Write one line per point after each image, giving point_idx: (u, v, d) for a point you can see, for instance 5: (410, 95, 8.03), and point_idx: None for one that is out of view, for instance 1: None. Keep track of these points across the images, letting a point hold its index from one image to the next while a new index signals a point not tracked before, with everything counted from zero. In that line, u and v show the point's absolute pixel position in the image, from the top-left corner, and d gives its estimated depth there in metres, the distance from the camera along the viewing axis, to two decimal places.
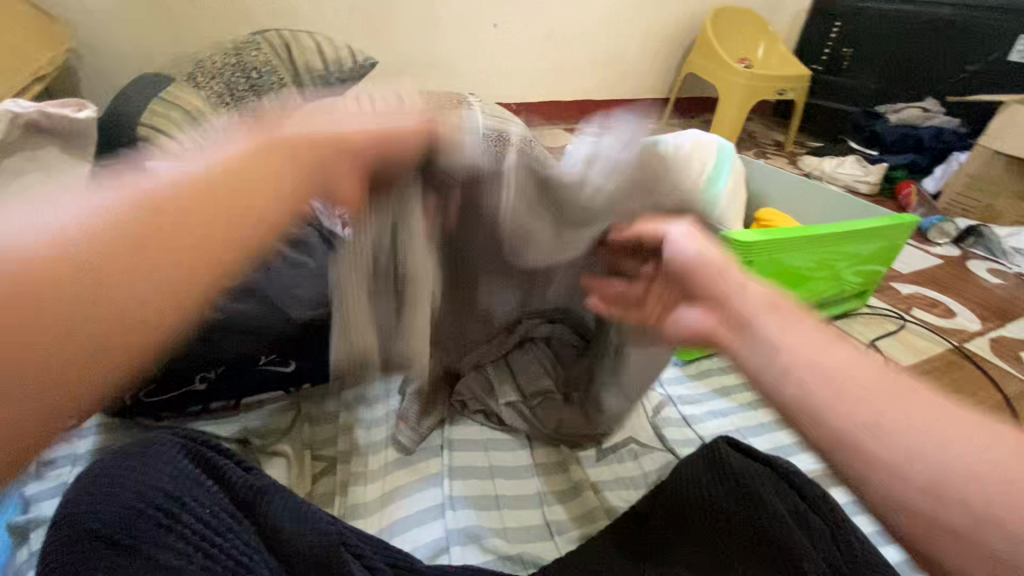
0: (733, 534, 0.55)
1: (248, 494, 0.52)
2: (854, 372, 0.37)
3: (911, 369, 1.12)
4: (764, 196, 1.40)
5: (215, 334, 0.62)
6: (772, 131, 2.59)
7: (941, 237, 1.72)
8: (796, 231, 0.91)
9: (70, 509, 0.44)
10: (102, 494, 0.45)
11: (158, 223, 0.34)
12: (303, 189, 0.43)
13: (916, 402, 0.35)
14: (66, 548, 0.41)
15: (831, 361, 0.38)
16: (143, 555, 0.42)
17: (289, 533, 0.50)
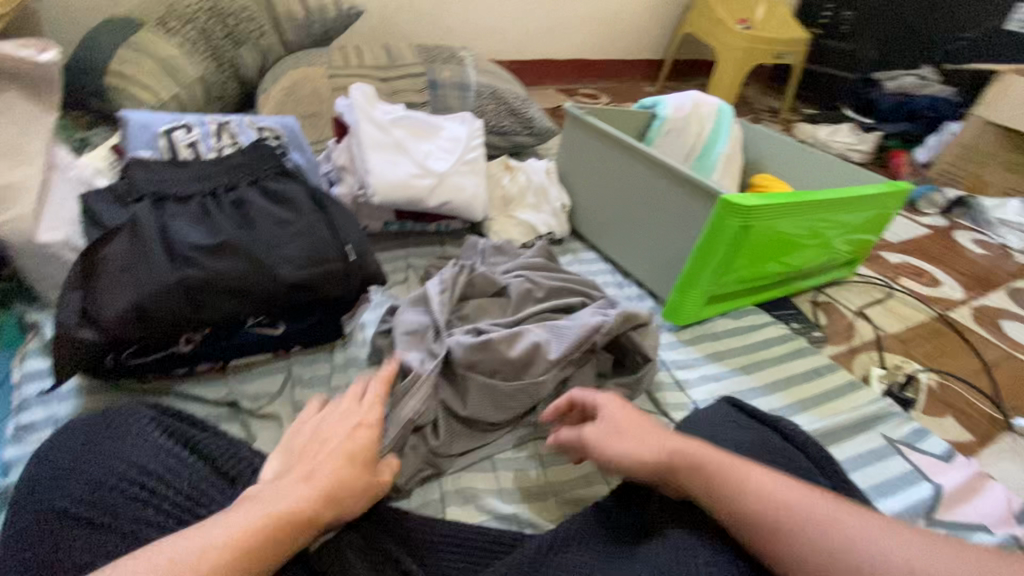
0: None
1: (227, 462, 0.53)
2: (729, 495, 0.48)
3: (897, 337, 1.14)
4: (760, 161, 1.38)
5: (199, 294, 0.58)
6: (768, 98, 2.55)
7: (930, 206, 1.73)
8: (794, 196, 0.89)
9: (41, 487, 0.45)
10: (71, 471, 0.46)
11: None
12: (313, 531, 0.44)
13: (772, 511, 0.46)
14: (40, 530, 0.42)
15: (711, 489, 0.49)
16: (118, 531, 0.43)
17: None
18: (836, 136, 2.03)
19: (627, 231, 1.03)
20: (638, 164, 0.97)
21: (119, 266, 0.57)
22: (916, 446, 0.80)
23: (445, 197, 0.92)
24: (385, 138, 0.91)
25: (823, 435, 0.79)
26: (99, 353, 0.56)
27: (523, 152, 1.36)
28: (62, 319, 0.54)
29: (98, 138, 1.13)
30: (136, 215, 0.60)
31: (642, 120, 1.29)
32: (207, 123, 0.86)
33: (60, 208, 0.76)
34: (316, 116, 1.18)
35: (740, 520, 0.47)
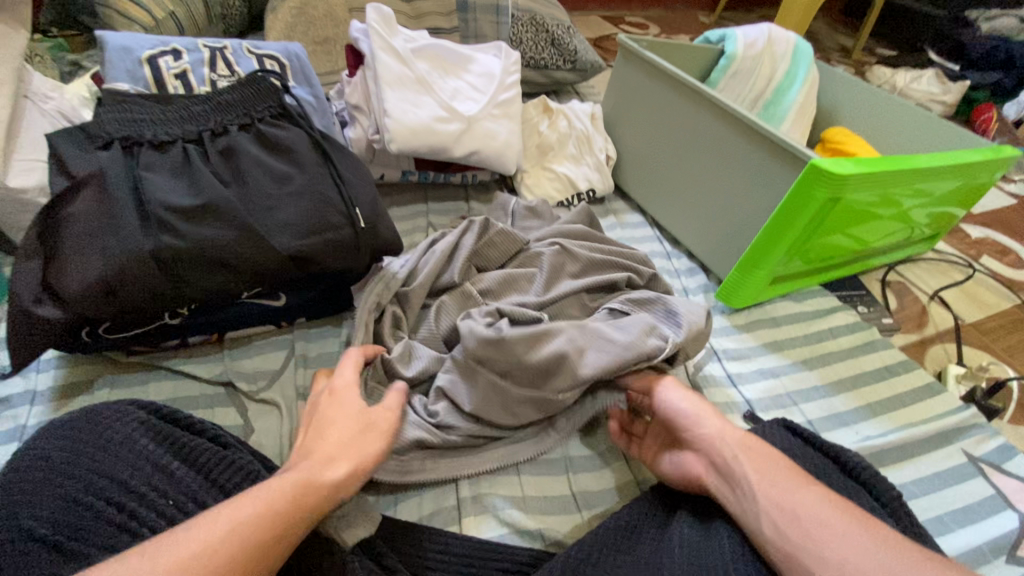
0: None
1: (222, 472, 0.45)
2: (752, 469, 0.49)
3: (976, 327, 1.00)
4: (835, 111, 1.18)
5: (182, 267, 0.49)
6: (839, 35, 2.24)
7: (1020, 172, 1.51)
8: (889, 163, 0.75)
9: (1, 500, 0.38)
10: (41, 483, 0.39)
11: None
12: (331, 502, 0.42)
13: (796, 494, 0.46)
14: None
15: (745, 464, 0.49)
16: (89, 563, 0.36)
17: None
18: (918, 83, 1.77)
19: (681, 193, 0.89)
20: (702, 115, 0.82)
21: (86, 231, 0.47)
22: (999, 467, 0.69)
23: (472, 146, 0.79)
24: (405, 72, 0.77)
25: (893, 451, 0.69)
26: (68, 330, 0.48)
27: (562, 91, 1.20)
28: (18, 293, 0.46)
29: (91, 61, 1.00)
30: (105, 165, 0.50)
31: (705, 56, 1.09)
32: (199, 48, 0.73)
33: (34, 146, 0.67)
34: (329, 41, 1.03)
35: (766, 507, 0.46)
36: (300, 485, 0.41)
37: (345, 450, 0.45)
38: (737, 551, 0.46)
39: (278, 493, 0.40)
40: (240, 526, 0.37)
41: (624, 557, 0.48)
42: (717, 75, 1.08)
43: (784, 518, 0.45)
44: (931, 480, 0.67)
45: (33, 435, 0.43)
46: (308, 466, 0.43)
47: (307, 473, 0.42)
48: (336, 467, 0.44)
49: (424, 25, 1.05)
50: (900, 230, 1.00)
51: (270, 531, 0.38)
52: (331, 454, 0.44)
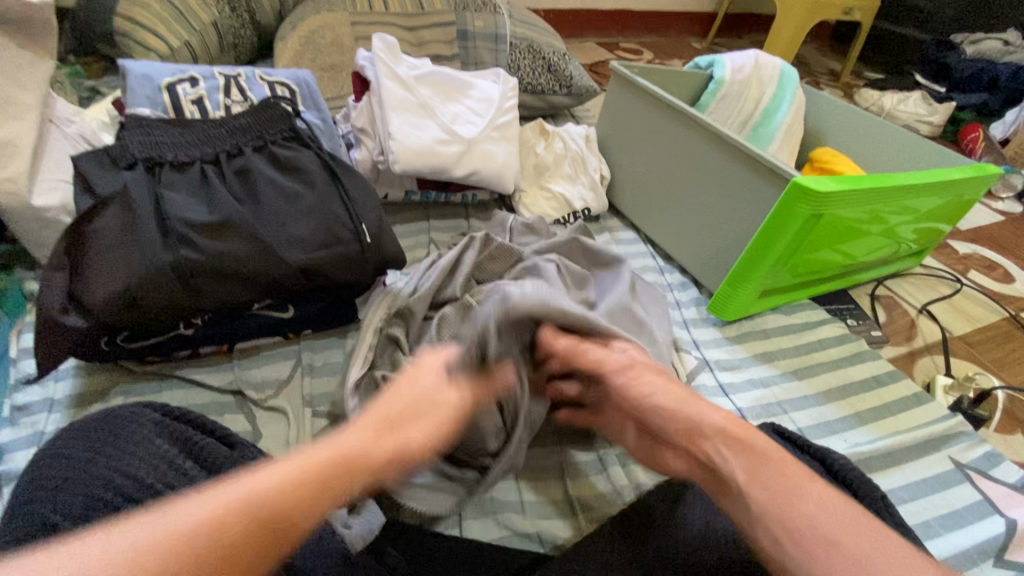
0: None
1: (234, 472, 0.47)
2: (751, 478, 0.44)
3: (964, 339, 1.03)
4: (821, 133, 1.23)
5: (198, 278, 0.53)
6: (828, 60, 2.32)
7: (1007, 191, 1.55)
8: (871, 181, 0.78)
9: (27, 497, 0.40)
10: (66, 478, 0.41)
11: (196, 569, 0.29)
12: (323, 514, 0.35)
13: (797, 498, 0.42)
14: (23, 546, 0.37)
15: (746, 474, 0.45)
16: None
17: None
18: (905, 105, 1.83)
19: (673, 210, 0.93)
20: (692, 136, 0.86)
21: (110, 245, 0.51)
22: (986, 473, 0.71)
23: (472, 166, 0.83)
24: (408, 97, 0.81)
25: (880, 458, 0.70)
26: (90, 338, 0.51)
27: (558, 115, 1.25)
28: (45, 303, 0.49)
29: (108, 87, 1.06)
30: (128, 185, 0.53)
31: (695, 81, 1.14)
32: (214, 75, 0.77)
33: (58, 168, 0.71)
34: (335, 68, 1.08)
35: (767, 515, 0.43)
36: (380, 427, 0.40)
37: (422, 401, 0.43)
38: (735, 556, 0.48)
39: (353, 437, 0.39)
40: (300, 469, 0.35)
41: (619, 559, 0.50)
42: (706, 99, 1.12)
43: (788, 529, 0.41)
44: (919, 486, 0.69)
45: (55, 437, 0.45)
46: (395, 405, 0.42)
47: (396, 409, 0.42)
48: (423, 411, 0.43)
49: (427, 53, 1.11)
50: (887, 245, 1.03)
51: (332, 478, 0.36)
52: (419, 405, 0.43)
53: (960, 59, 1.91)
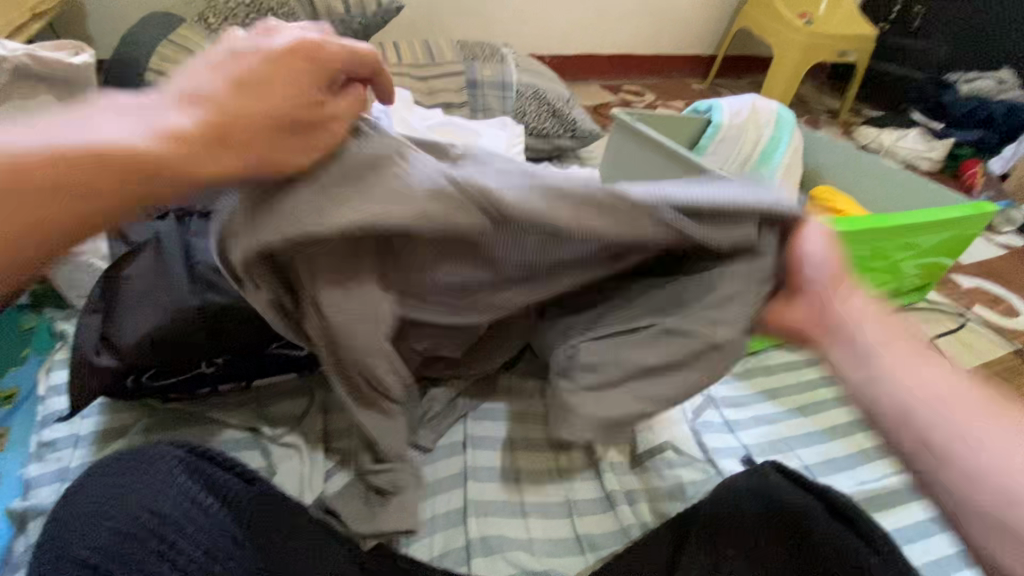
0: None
1: (255, 511, 0.49)
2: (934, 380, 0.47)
3: (969, 375, 1.03)
4: (820, 172, 1.26)
5: (216, 319, 0.55)
6: (826, 99, 2.38)
7: (1008, 225, 1.56)
8: (870, 221, 0.80)
9: (60, 531, 0.43)
10: (95, 512, 0.43)
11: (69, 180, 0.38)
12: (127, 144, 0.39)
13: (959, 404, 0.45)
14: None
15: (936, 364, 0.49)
16: None
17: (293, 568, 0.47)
18: (903, 141, 1.87)
19: None
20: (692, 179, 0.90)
21: (141, 289, 0.55)
22: None
23: None
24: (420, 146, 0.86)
25: (888, 496, 0.71)
26: (119, 377, 0.55)
27: (563, 156, 1.30)
28: (82, 344, 0.53)
29: None
30: (159, 233, 0.58)
31: (694, 124, 1.19)
32: None
33: None
34: None
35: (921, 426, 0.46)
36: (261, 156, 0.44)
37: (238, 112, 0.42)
38: None
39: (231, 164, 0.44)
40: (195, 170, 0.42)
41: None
42: (706, 142, 1.17)
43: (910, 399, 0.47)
44: (925, 526, 0.69)
45: (91, 467, 0.48)
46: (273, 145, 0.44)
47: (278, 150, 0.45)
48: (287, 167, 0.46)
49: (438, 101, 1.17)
50: (890, 281, 1.04)
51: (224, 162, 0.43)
52: (233, 106, 0.42)
53: (955, 98, 1.96)
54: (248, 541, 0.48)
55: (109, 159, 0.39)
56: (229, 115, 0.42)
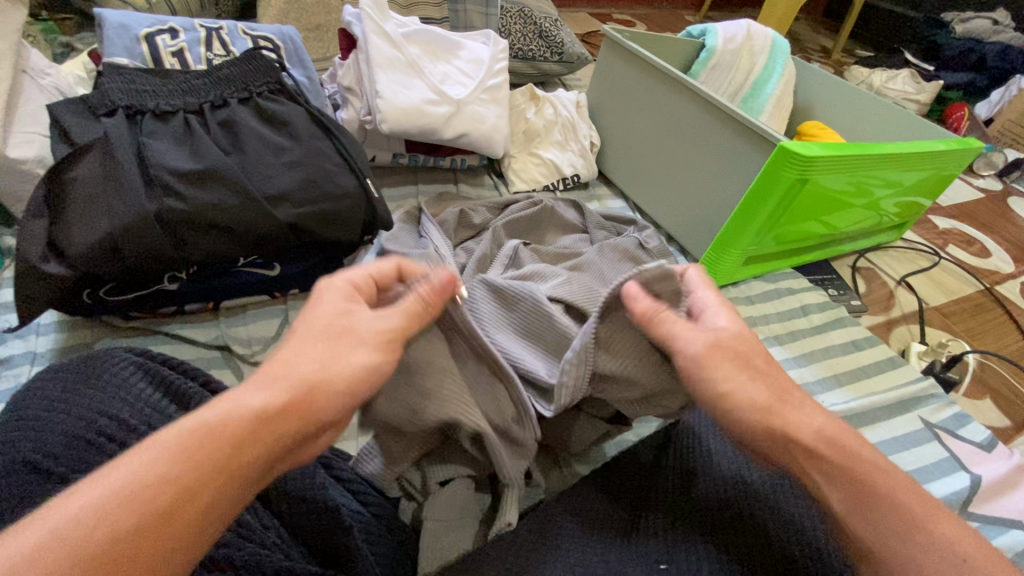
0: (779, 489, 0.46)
1: None
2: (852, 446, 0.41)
3: (939, 310, 1.04)
4: (807, 104, 1.23)
5: (180, 229, 0.52)
6: (820, 37, 2.30)
7: (987, 169, 1.55)
8: (861, 150, 0.78)
9: (12, 425, 0.40)
10: (52, 406, 0.41)
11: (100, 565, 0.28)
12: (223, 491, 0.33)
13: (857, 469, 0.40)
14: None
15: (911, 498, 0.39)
16: None
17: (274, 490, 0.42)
18: (893, 83, 1.75)
19: (663, 179, 0.94)
20: (681, 102, 0.87)
21: (91, 191, 0.50)
22: (955, 433, 0.74)
23: (461, 128, 0.82)
24: (397, 55, 0.80)
25: (855, 416, 0.74)
26: (72, 288, 0.50)
27: (549, 82, 1.24)
28: (24, 251, 0.48)
29: (84, 43, 1.00)
30: (109, 131, 0.52)
31: (685, 49, 1.13)
32: (195, 27, 0.75)
33: (33, 120, 0.67)
34: (321, 28, 1.05)
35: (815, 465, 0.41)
36: (269, 405, 0.35)
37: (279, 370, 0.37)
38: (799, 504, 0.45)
39: (210, 429, 0.33)
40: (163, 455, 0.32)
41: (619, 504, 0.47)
42: (698, 68, 1.11)
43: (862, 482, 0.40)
44: (890, 444, 0.72)
45: (42, 371, 0.45)
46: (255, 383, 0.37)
47: (299, 380, 0.37)
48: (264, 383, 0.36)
49: (414, 13, 1.07)
50: (869, 218, 1.04)
51: (250, 448, 0.34)
52: (121, 496, 0.30)
53: (950, 36, 1.91)
54: None
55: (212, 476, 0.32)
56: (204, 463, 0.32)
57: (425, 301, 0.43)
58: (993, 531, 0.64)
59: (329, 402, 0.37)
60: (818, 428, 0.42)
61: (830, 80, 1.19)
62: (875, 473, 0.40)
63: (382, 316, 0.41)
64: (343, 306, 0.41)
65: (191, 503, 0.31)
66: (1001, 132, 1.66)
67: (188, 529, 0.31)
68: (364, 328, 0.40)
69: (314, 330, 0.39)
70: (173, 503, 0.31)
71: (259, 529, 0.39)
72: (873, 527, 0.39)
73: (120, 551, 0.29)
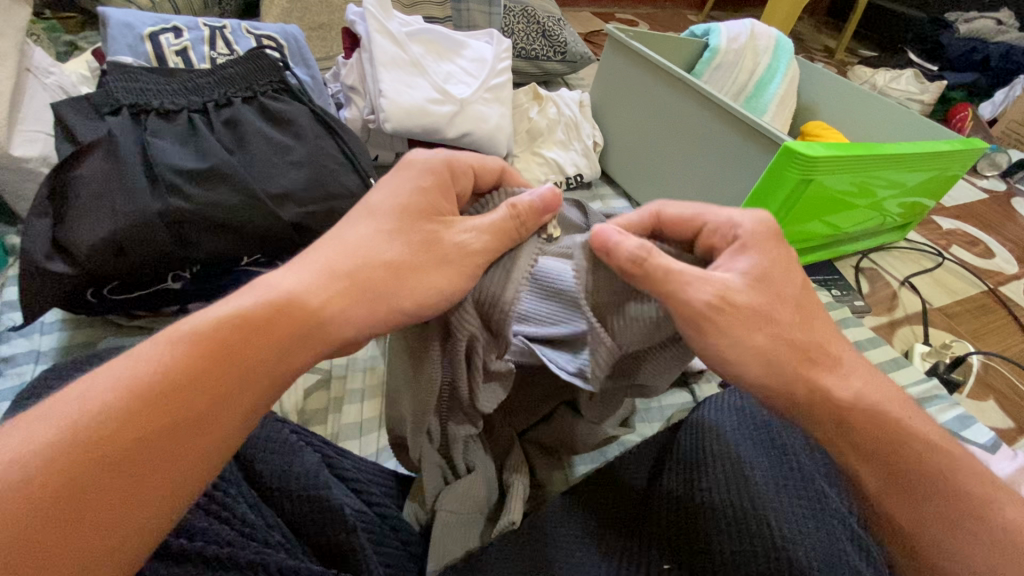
0: (791, 492, 0.44)
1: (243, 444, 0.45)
2: (902, 418, 0.41)
3: (942, 311, 1.04)
4: (810, 104, 1.22)
5: (183, 226, 0.52)
6: (822, 37, 2.30)
7: (991, 169, 1.55)
8: (865, 150, 0.78)
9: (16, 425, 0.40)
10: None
11: (124, 441, 0.29)
12: (225, 399, 0.32)
13: (902, 453, 0.40)
14: None
15: (955, 475, 0.40)
16: None
17: (279, 488, 0.42)
18: (897, 83, 1.75)
19: (667, 179, 0.94)
20: (684, 101, 0.87)
21: (94, 190, 0.50)
22: (960, 434, 0.74)
23: (464, 127, 0.82)
24: (400, 54, 0.80)
25: None
26: (77, 286, 0.51)
27: (552, 81, 1.23)
28: (29, 249, 0.48)
29: (88, 41, 1.00)
30: (113, 130, 0.52)
31: (688, 48, 1.13)
32: (199, 26, 0.75)
33: (37, 119, 0.67)
34: (323, 28, 1.05)
35: (864, 452, 0.40)
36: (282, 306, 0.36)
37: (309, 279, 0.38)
38: (815, 507, 0.43)
39: (228, 322, 0.34)
40: (187, 338, 0.33)
41: (621, 507, 0.46)
42: (702, 67, 1.11)
43: (905, 464, 0.40)
44: None
45: (45, 372, 0.45)
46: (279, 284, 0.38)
47: (330, 277, 0.39)
48: (293, 282, 0.38)
49: (417, 12, 1.07)
50: (874, 218, 1.03)
51: (274, 345, 0.35)
52: (129, 384, 0.31)
53: (954, 37, 1.91)
54: (235, 467, 0.43)
55: (211, 390, 0.32)
56: (203, 377, 0.32)
57: (519, 219, 0.43)
58: None
59: (354, 308, 0.38)
60: (868, 410, 0.40)
61: (834, 80, 1.19)
62: (915, 448, 0.40)
63: (473, 234, 0.42)
64: (428, 192, 0.43)
65: (214, 392, 0.32)
66: (1005, 132, 1.65)
67: (188, 427, 0.31)
68: (452, 244, 0.42)
69: (396, 214, 0.42)
70: (196, 388, 0.32)
71: (262, 527, 0.39)
72: (910, 504, 0.40)
73: (144, 425, 0.30)
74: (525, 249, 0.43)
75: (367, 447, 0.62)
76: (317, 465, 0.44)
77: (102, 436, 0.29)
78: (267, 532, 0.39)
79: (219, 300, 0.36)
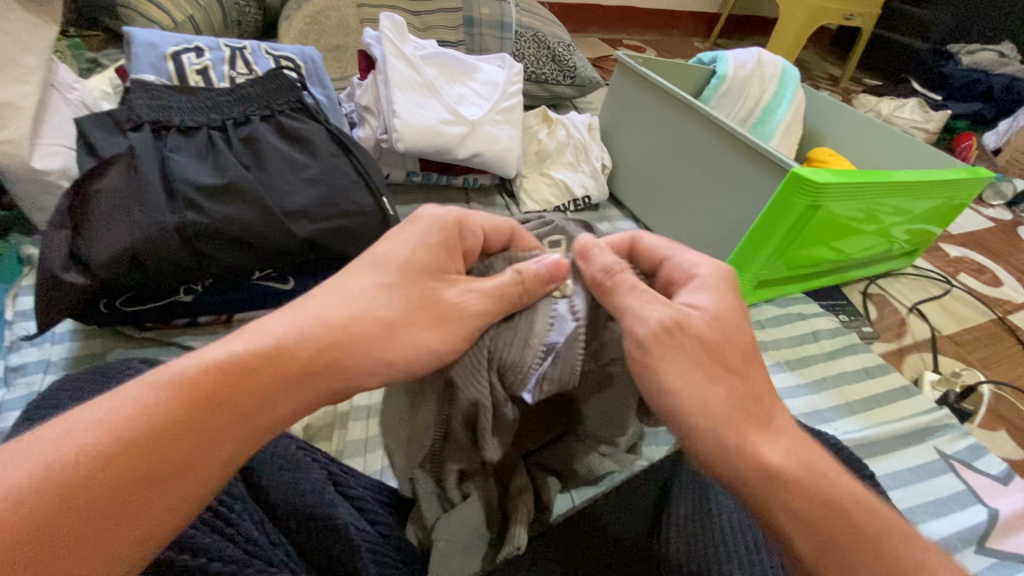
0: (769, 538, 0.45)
1: None
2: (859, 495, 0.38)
3: (951, 339, 1.03)
4: (817, 131, 1.24)
5: (197, 240, 0.53)
6: (827, 65, 2.33)
7: (997, 198, 1.55)
8: (873, 178, 0.78)
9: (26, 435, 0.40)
10: None
11: (105, 480, 0.29)
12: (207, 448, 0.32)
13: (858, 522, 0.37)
14: None
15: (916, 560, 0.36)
16: None
17: (283, 505, 0.41)
18: (901, 111, 1.77)
19: (674, 203, 0.94)
20: (693, 127, 0.88)
21: (112, 203, 0.51)
22: (972, 464, 0.73)
23: (475, 148, 0.83)
24: (414, 77, 0.82)
25: (870, 445, 0.73)
26: (92, 297, 0.51)
27: (561, 104, 1.25)
28: (47, 260, 0.49)
29: (110, 58, 1.03)
30: (134, 145, 0.54)
31: (696, 75, 1.15)
32: (220, 47, 0.77)
33: (59, 132, 0.69)
34: (339, 49, 1.08)
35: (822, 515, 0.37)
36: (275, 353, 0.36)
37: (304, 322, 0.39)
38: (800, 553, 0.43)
39: (219, 366, 0.34)
40: (187, 384, 0.33)
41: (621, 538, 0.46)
42: (709, 94, 1.13)
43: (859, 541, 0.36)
44: (907, 474, 0.71)
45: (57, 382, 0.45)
46: (277, 327, 0.38)
47: (324, 327, 0.38)
48: (285, 326, 0.38)
49: (431, 36, 1.10)
50: (881, 244, 1.03)
51: (266, 388, 0.35)
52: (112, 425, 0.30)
53: (958, 67, 1.93)
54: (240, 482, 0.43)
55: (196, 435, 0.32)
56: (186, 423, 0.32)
57: (524, 283, 0.42)
58: (1013, 568, 0.63)
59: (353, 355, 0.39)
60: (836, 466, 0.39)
61: (841, 107, 1.20)
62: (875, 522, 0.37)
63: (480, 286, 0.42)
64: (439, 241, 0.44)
65: (209, 434, 0.32)
66: (1011, 161, 1.65)
67: (166, 473, 0.31)
68: (450, 303, 0.42)
69: (410, 247, 0.43)
70: (189, 433, 0.32)
71: (267, 546, 0.38)
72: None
73: (135, 465, 0.30)
74: (539, 306, 0.43)
75: (372, 465, 0.61)
76: (322, 482, 0.44)
77: (84, 478, 0.29)
78: (271, 550, 0.39)
79: (216, 343, 0.36)
